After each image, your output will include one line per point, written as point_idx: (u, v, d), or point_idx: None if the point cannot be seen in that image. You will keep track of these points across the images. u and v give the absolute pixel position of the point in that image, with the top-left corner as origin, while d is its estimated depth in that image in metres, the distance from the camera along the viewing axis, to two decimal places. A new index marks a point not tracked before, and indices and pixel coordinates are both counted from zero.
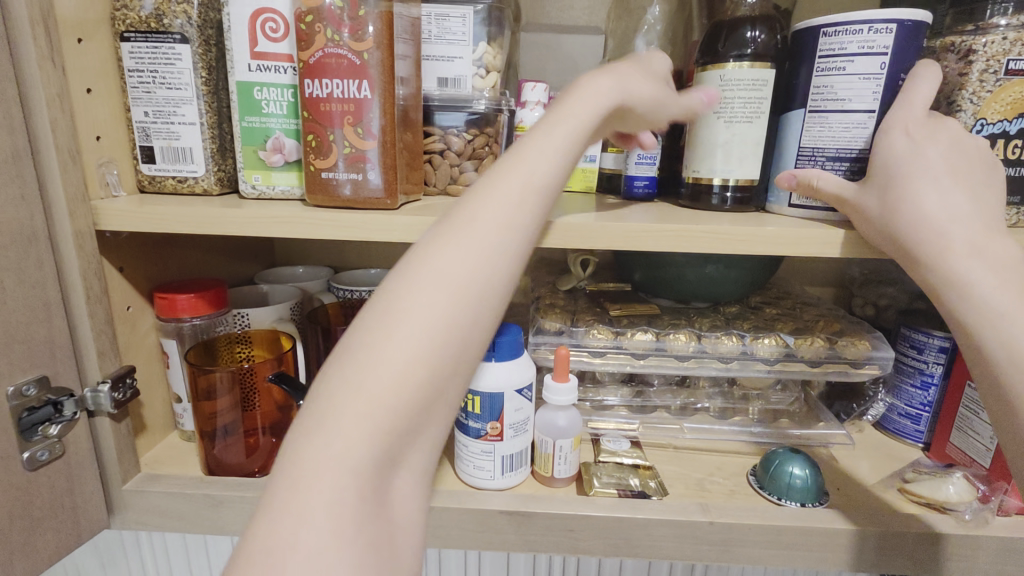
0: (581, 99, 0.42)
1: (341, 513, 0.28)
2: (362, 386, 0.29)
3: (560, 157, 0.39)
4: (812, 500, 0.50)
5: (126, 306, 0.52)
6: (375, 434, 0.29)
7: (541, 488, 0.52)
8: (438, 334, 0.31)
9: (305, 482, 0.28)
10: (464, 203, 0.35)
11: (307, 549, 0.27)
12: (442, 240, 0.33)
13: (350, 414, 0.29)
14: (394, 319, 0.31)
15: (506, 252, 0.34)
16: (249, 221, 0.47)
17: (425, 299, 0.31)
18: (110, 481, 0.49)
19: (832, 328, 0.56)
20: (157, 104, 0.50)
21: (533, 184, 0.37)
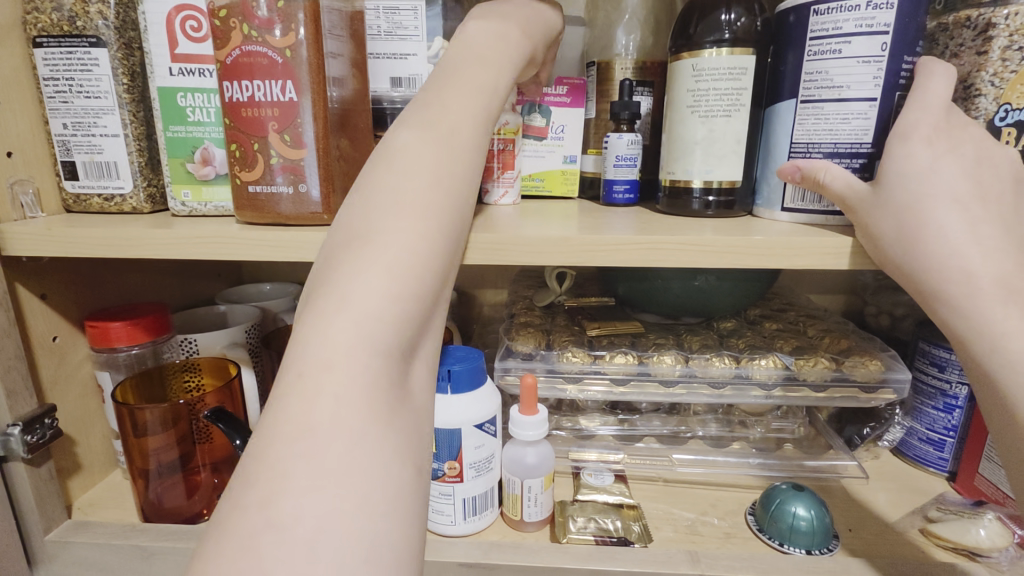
0: (478, 51, 0.40)
1: (335, 478, 0.24)
2: (322, 340, 0.27)
3: (473, 100, 0.37)
4: (821, 547, 0.44)
5: (51, 336, 0.47)
6: (361, 382, 0.26)
7: (510, 534, 0.46)
8: (400, 273, 0.29)
9: (286, 458, 0.24)
10: (395, 154, 0.34)
11: (306, 523, 0.22)
12: (371, 190, 0.32)
13: (326, 369, 0.26)
14: (349, 267, 0.28)
15: (443, 187, 0.33)
16: (170, 241, 0.42)
17: (377, 243, 0.29)
18: (30, 532, 0.45)
19: (839, 346, 0.50)
20: (76, 115, 0.45)
21: (455, 125, 0.36)
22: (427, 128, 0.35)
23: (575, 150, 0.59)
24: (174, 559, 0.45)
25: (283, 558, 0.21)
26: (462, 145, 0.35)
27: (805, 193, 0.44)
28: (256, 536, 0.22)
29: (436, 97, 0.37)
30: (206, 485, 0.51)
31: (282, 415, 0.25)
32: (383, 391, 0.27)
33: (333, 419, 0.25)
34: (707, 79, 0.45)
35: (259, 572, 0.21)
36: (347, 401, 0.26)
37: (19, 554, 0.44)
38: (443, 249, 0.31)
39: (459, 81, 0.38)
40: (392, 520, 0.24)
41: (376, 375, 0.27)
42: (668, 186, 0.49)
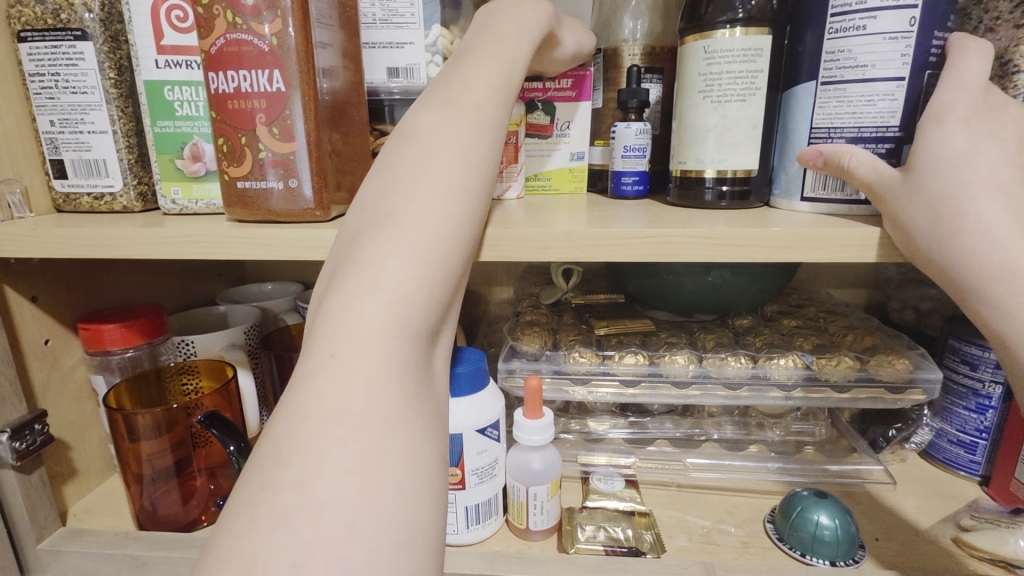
0: (508, 25, 0.39)
1: (371, 460, 0.22)
2: (352, 321, 0.25)
3: (501, 76, 0.35)
4: (846, 557, 0.41)
5: (43, 340, 0.46)
6: (392, 364, 0.25)
7: (515, 543, 0.44)
8: (430, 253, 0.27)
9: (318, 439, 0.22)
10: (419, 131, 0.32)
11: (339, 508, 0.21)
12: (402, 166, 0.31)
13: (358, 350, 0.25)
14: (379, 246, 0.27)
15: (473, 163, 0.31)
16: (159, 239, 0.40)
17: (407, 221, 0.28)
18: (23, 540, 0.44)
19: (862, 343, 0.47)
20: (63, 112, 0.44)
21: (481, 99, 0.34)
22: (458, 100, 0.33)
23: (583, 143, 0.57)
24: (168, 568, 0.44)
25: (321, 541, 0.20)
26: (490, 120, 0.33)
27: (826, 181, 0.41)
28: (291, 517, 0.20)
29: (461, 73, 0.35)
30: (202, 490, 0.49)
31: (313, 395, 0.24)
32: (414, 375, 0.26)
33: (368, 401, 0.24)
34: (719, 62, 0.42)
35: (296, 555, 0.20)
36: (381, 383, 0.24)
37: (10, 564, 0.43)
38: (472, 230, 0.30)
39: (483, 55, 0.36)
40: (425, 505, 0.23)
41: (407, 358, 0.26)
42: (679, 176, 0.47)
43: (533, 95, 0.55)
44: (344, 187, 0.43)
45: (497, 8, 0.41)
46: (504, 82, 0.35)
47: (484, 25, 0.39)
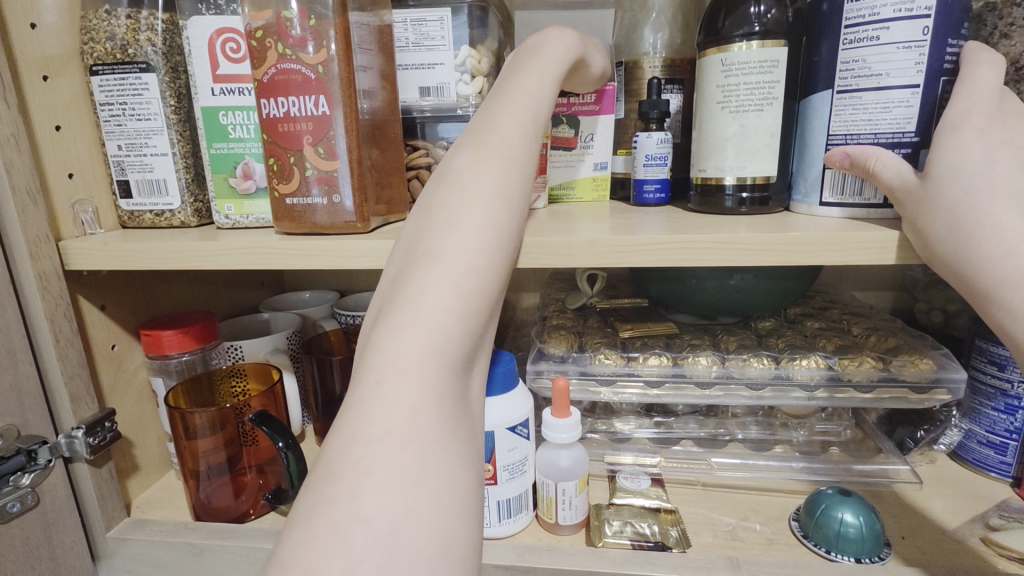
0: (536, 59, 0.41)
1: (412, 479, 0.25)
2: (396, 350, 0.28)
3: (529, 112, 0.38)
4: (872, 555, 0.42)
5: (110, 345, 0.50)
6: (431, 390, 0.28)
7: (545, 537, 0.46)
8: (463, 286, 0.30)
9: (367, 460, 0.25)
10: (451, 170, 0.35)
11: (383, 522, 0.23)
12: (440, 203, 0.33)
13: (401, 377, 0.27)
14: (418, 281, 0.30)
15: (503, 199, 0.34)
16: (216, 251, 0.44)
17: (444, 257, 0.31)
18: (94, 529, 0.47)
19: (885, 344, 0.48)
20: (129, 137, 0.48)
21: (509, 135, 0.37)
22: (488, 139, 0.36)
23: (605, 153, 0.59)
24: (223, 556, 0.47)
25: (368, 551, 0.23)
26: (517, 157, 0.36)
27: (844, 185, 0.42)
28: (341, 528, 0.23)
29: (489, 112, 0.38)
30: (252, 485, 0.53)
31: (360, 419, 0.26)
32: (450, 399, 0.28)
33: (410, 425, 0.26)
34: (736, 74, 0.44)
35: (347, 562, 0.22)
36: (421, 408, 0.27)
37: (83, 549, 0.46)
38: (501, 263, 0.33)
39: (511, 93, 0.39)
40: (461, 520, 0.26)
41: (443, 384, 0.28)
42: (699, 184, 0.49)
43: (559, 109, 0.57)
44: (382, 201, 0.46)
45: (524, 43, 0.44)
46: (528, 119, 0.38)
47: (513, 60, 0.42)
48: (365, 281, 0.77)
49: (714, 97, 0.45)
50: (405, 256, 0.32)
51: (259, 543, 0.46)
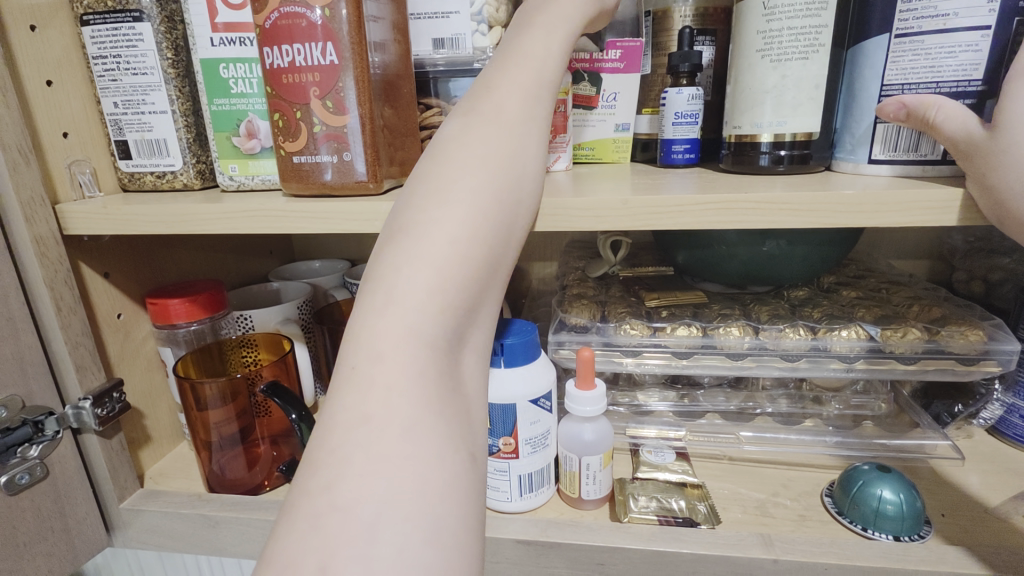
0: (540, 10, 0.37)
1: (392, 467, 0.23)
2: (376, 333, 0.26)
3: (529, 68, 0.35)
4: (911, 532, 0.40)
5: (116, 313, 0.48)
6: (410, 370, 0.25)
7: (568, 512, 0.44)
8: (448, 261, 0.27)
9: (345, 447, 0.23)
10: (442, 136, 0.32)
11: (361, 514, 0.22)
12: (425, 172, 0.31)
13: (377, 360, 0.25)
14: (397, 257, 0.28)
15: (501, 168, 0.31)
16: (221, 214, 0.41)
17: (425, 228, 0.28)
18: (108, 500, 0.47)
19: (930, 314, 0.45)
20: (125, 93, 0.45)
21: (506, 94, 0.33)
22: (482, 100, 0.33)
23: (629, 114, 0.56)
24: (238, 528, 0.45)
25: (345, 543, 0.21)
26: (513, 117, 0.33)
27: (898, 141, 0.39)
28: (318, 521, 0.22)
29: (488, 74, 0.35)
30: (265, 458, 0.52)
31: (340, 404, 0.25)
32: (434, 380, 0.26)
33: (389, 408, 0.24)
34: (779, 18, 0.40)
35: (323, 557, 0.21)
36: (399, 389, 0.25)
37: (99, 520, 0.46)
38: (498, 234, 0.30)
39: (512, 51, 0.35)
40: (453, 508, 0.23)
41: (426, 364, 0.26)
42: (733, 142, 0.45)
43: (580, 66, 0.54)
44: (396, 161, 0.43)
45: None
46: (532, 78, 0.35)
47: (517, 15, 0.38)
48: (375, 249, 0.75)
49: (753, 44, 0.42)
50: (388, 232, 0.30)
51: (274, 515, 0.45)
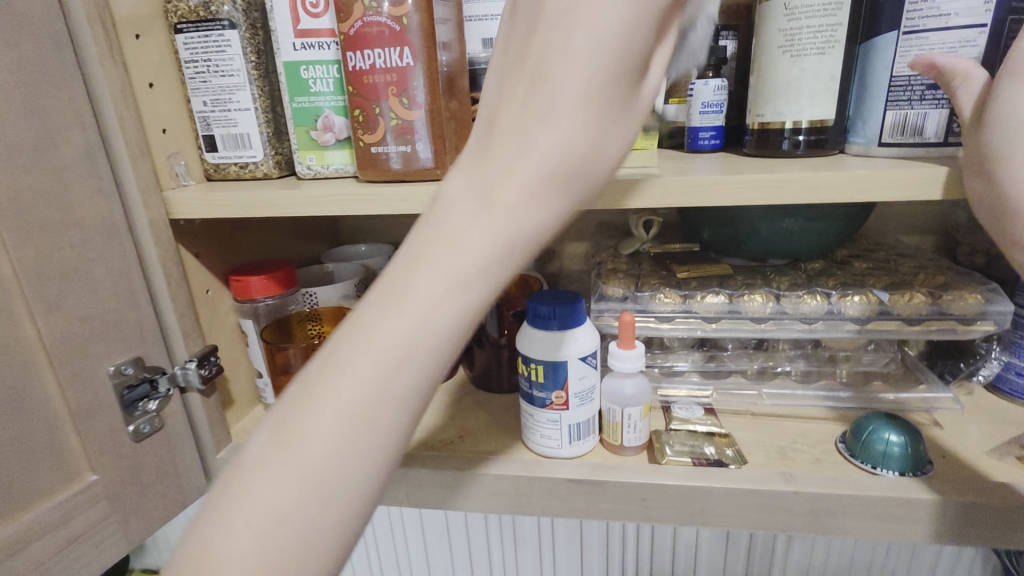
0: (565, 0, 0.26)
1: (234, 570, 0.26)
2: (315, 422, 0.28)
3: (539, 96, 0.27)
4: (914, 469, 0.46)
5: (205, 289, 0.54)
6: (327, 470, 0.27)
7: (610, 457, 0.50)
8: (388, 362, 0.28)
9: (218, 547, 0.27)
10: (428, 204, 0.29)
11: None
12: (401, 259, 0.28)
13: (300, 457, 0.27)
14: (350, 344, 0.28)
15: (497, 254, 0.28)
16: (307, 199, 0.47)
17: (383, 322, 0.28)
18: (207, 451, 0.53)
19: (933, 281, 0.50)
20: (214, 93, 0.51)
21: (512, 153, 0.28)
22: (474, 151, 0.29)
23: (656, 104, 0.61)
24: None
25: None
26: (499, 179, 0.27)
27: (906, 126, 0.44)
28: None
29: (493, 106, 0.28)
30: None
31: (241, 501, 0.27)
32: (338, 468, 0.28)
33: (281, 509, 0.27)
34: (799, 17, 0.45)
35: None
36: (296, 487, 0.27)
37: (202, 469, 0.53)
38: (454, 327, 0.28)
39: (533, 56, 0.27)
40: None
41: (344, 455, 0.28)
42: (757, 129, 0.50)
43: None
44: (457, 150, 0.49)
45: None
46: (575, 132, 0.27)
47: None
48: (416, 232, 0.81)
49: (773, 41, 0.47)
50: (395, 273, 0.29)
51: None
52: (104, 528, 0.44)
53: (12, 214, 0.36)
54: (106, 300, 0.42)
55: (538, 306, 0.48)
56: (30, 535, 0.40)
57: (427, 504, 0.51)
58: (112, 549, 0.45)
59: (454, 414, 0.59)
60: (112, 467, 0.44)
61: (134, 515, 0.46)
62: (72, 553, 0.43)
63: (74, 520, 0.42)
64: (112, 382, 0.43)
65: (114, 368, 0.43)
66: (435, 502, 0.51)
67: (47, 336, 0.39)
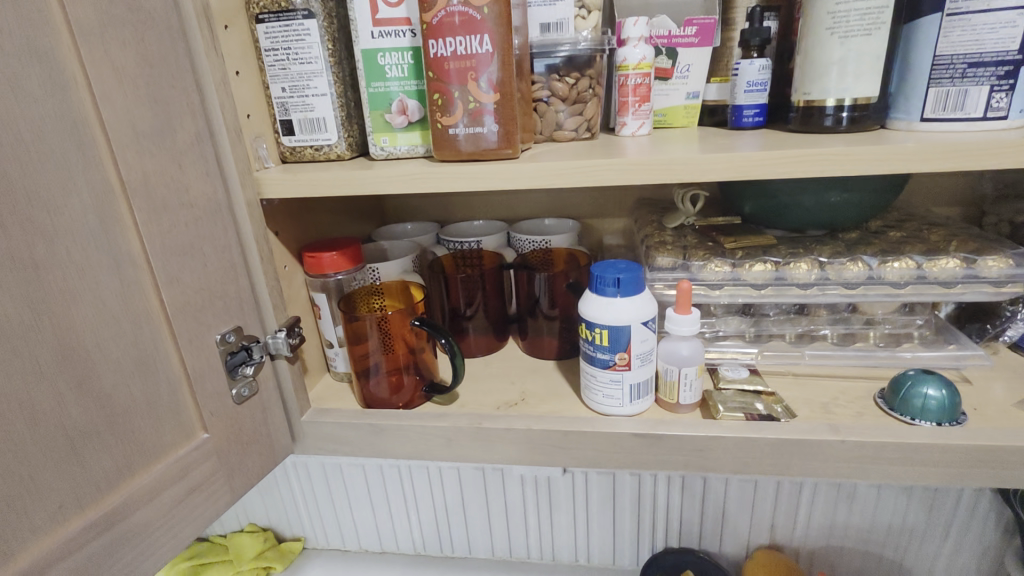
0: None
1: None
2: None
3: None
4: (951, 419, 0.50)
5: (284, 265, 0.58)
6: None
7: (667, 414, 0.55)
8: None
9: None
10: None
11: None
12: None
13: None
14: None
15: None
16: (387, 178, 0.51)
17: None
18: (292, 414, 0.58)
19: (967, 247, 0.54)
20: (293, 79, 0.54)
21: None
22: None
23: (699, 84, 0.64)
24: (399, 433, 0.57)
25: None
26: None
27: (946, 102, 0.47)
28: None
29: None
30: (409, 383, 0.62)
31: None
32: None
33: None
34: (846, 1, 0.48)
35: None
36: None
37: (287, 429, 0.57)
38: None
39: None
40: None
41: None
42: (802, 107, 0.54)
43: (660, 41, 0.63)
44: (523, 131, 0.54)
45: None
46: None
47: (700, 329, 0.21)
48: (460, 210, 0.84)
49: (819, 23, 0.50)
50: None
51: (428, 421, 0.56)
52: (215, 480, 0.49)
53: (143, 195, 0.40)
54: (213, 273, 0.47)
55: (602, 274, 0.52)
56: (160, 486, 0.44)
57: (498, 459, 0.56)
58: (219, 500, 0.50)
59: (513, 379, 0.64)
60: (221, 426, 0.49)
61: (236, 469, 0.51)
62: (190, 503, 0.47)
63: (192, 473, 0.46)
64: (219, 349, 0.48)
65: (220, 337, 0.48)
66: (506, 458, 0.55)
67: (171, 304, 0.43)
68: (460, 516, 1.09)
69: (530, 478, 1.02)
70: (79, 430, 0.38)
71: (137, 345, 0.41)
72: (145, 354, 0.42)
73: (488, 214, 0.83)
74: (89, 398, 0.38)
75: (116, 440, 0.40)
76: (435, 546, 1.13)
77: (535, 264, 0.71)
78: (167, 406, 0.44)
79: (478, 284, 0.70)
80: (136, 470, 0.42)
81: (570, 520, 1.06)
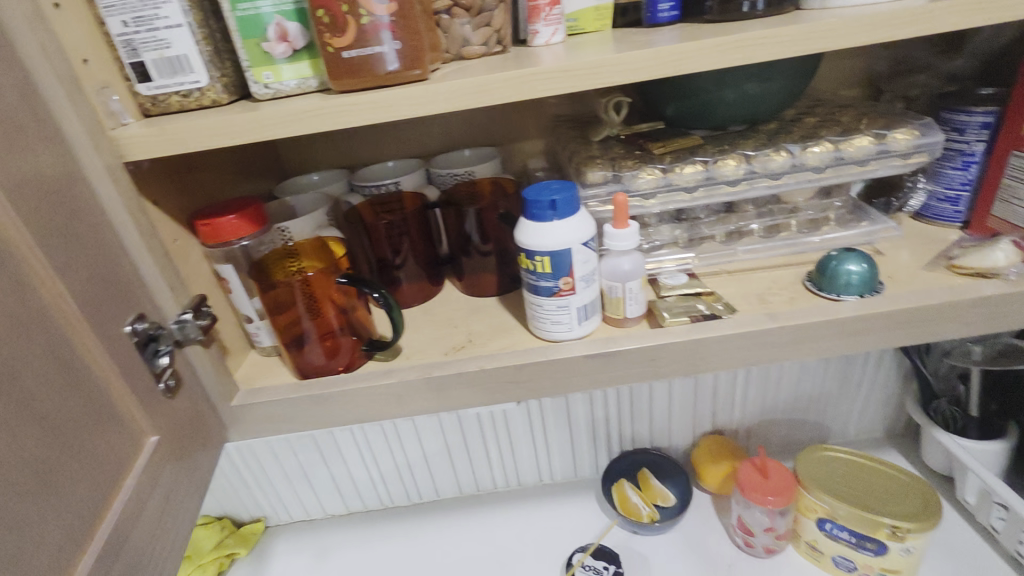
0: None
1: None
2: None
3: None
4: (871, 290, 0.53)
5: (174, 238, 0.50)
6: None
7: (615, 331, 0.54)
8: None
9: None
10: None
11: None
12: None
13: None
14: None
15: None
16: (279, 119, 0.44)
17: None
18: (220, 401, 0.52)
19: (876, 123, 0.56)
20: (134, 9, 0.44)
21: None
22: None
23: None
24: (345, 399, 0.53)
25: None
26: None
27: None
28: None
29: None
30: (346, 345, 0.57)
31: None
32: None
33: None
34: None
35: None
36: None
37: (218, 417, 0.52)
38: None
39: None
40: None
41: None
42: None
43: None
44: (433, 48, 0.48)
45: None
46: None
47: None
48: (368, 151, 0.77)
49: None
50: None
51: (374, 381, 0.53)
52: (177, 485, 0.44)
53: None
54: (97, 257, 0.39)
55: (536, 198, 0.49)
56: (132, 505, 0.38)
57: (455, 404, 0.54)
58: (184, 508, 0.44)
59: (456, 322, 0.61)
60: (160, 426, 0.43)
61: (188, 473, 0.45)
62: (168, 510, 0.42)
63: (159, 480, 0.41)
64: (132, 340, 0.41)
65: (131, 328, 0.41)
66: (462, 402, 0.53)
67: (77, 302, 0.36)
68: (421, 463, 1.09)
69: (485, 413, 1.03)
70: (41, 461, 0.31)
71: (57, 355, 0.34)
72: (67, 364, 0.34)
73: (400, 152, 0.77)
74: (33, 420, 0.31)
75: (77, 465, 0.34)
76: (401, 497, 1.13)
77: (461, 198, 0.66)
78: (106, 418, 0.37)
79: (404, 229, 0.65)
80: (109, 490, 0.36)
81: (529, 446, 1.08)
